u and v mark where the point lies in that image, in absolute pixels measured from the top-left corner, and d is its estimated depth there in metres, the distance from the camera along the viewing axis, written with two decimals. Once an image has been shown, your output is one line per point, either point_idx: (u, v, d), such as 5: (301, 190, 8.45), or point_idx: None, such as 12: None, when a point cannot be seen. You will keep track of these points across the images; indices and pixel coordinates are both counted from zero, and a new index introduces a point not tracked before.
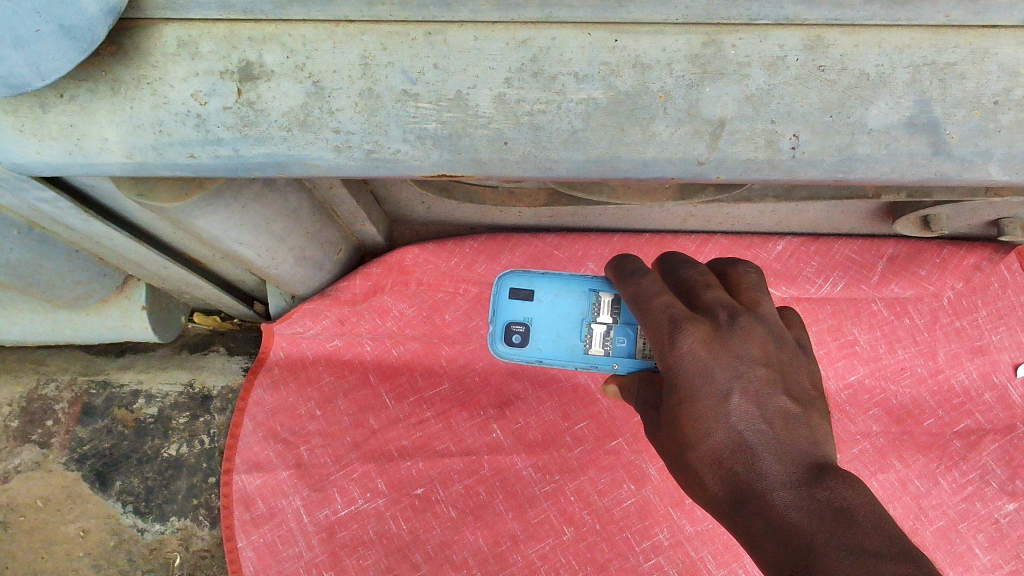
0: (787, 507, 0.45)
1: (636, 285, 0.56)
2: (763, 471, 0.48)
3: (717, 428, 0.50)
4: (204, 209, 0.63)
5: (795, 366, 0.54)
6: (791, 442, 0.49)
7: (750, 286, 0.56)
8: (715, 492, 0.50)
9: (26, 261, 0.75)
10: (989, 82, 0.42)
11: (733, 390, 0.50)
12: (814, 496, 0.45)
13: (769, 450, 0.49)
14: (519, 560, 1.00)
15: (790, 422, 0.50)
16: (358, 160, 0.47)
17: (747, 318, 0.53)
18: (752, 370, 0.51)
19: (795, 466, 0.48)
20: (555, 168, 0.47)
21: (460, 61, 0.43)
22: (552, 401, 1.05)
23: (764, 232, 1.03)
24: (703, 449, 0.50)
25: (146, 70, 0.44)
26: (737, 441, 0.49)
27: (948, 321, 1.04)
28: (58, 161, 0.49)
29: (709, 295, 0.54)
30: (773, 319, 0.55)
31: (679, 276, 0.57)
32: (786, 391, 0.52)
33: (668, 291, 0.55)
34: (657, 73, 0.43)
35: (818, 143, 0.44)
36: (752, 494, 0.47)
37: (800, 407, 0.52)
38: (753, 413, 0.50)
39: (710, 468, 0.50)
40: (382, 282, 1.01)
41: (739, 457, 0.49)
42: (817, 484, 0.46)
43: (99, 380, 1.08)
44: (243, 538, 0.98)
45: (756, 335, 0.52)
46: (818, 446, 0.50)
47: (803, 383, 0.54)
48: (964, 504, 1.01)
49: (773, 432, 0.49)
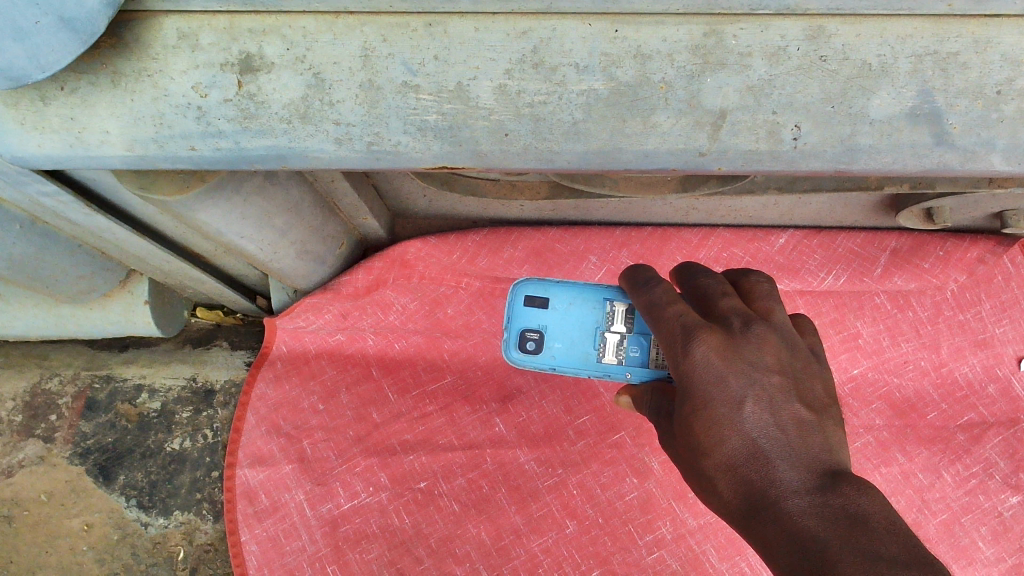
0: (802, 514, 0.45)
1: (650, 295, 0.57)
2: (778, 479, 0.48)
3: (731, 435, 0.50)
4: (206, 203, 0.63)
5: (809, 373, 0.54)
6: (805, 449, 0.49)
7: (762, 295, 0.57)
8: (731, 500, 0.50)
9: (28, 254, 0.76)
10: (992, 72, 0.42)
11: (746, 398, 0.51)
12: (828, 502, 0.45)
13: (783, 457, 0.49)
14: (522, 554, 1.00)
15: (805, 429, 0.50)
16: (358, 152, 0.47)
17: (760, 325, 0.53)
18: (766, 377, 0.51)
19: (809, 473, 0.48)
20: (557, 159, 0.47)
21: (461, 52, 0.43)
22: (554, 394, 1.05)
23: (767, 225, 1.03)
24: (718, 457, 0.51)
25: (147, 63, 0.44)
26: (752, 449, 0.49)
27: (952, 314, 1.03)
28: (58, 154, 0.49)
29: (724, 302, 0.55)
30: (787, 328, 0.55)
31: (695, 285, 0.58)
32: (800, 399, 0.52)
33: (682, 301, 0.56)
34: (658, 64, 0.43)
35: (819, 134, 0.44)
36: (767, 502, 0.47)
37: (814, 414, 0.52)
38: (768, 420, 0.50)
39: (725, 475, 0.50)
40: (384, 276, 1.01)
41: (754, 464, 0.49)
42: (831, 490, 0.46)
43: (102, 375, 1.08)
44: (246, 532, 0.99)
45: (770, 342, 0.53)
46: (833, 453, 0.50)
47: (816, 392, 0.53)
48: (967, 497, 1.01)
49: (788, 440, 0.49)
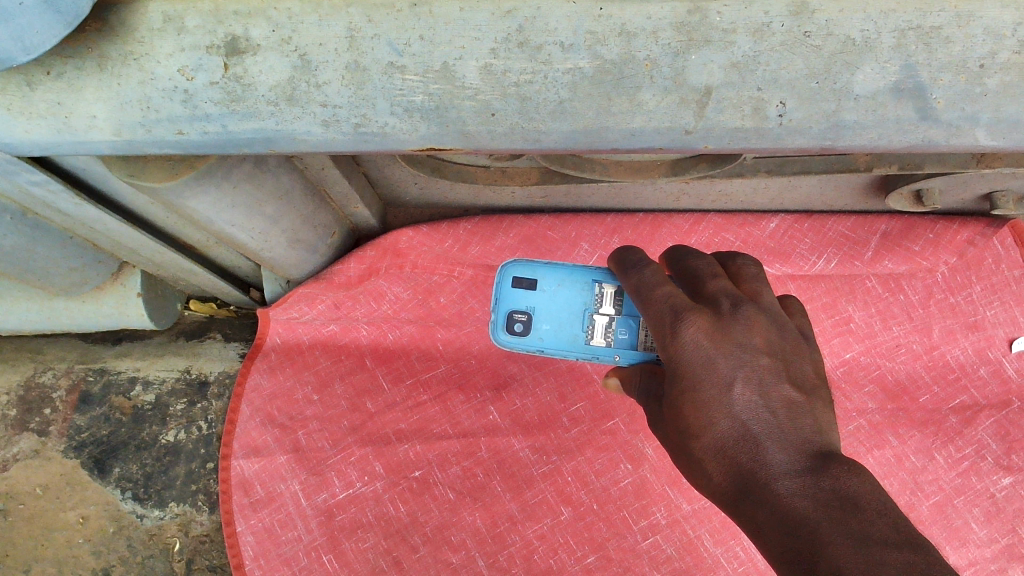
0: (792, 496, 0.46)
1: (639, 276, 0.57)
2: (768, 461, 0.48)
3: (721, 418, 0.51)
4: (196, 190, 0.63)
5: (798, 354, 0.54)
6: (795, 431, 0.49)
7: (749, 278, 0.57)
8: (722, 483, 0.50)
9: (19, 246, 0.75)
10: (975, 46, 0.41)
11: (736, 380, 0.51)
12: (818, 484, 0.46)
13: (773, 439, 0.49)
14: (517, 541, 1.00)
15: (794, 410, 0.50)
16: (346, 134, 0.47)
17: (750, 307, 0.53)
18: (755, 359, 0.51)
19: (799, 455, 0.48)
20: (543, 140, 0.48)
21: (446, 32, 0.43)
22: (548, 382, 1.05)
23: (758, 210, 1.03)
24: (708, 440, 0.51)
25: (132, 46, 0.44)
26: (741, 431, 0.50)
27: (943, 297, 1.04)
28: (46, 140, 0.50)
29: (714, 284, 0.55)
30: (776, 309, 0.55)
31: (682, 268, 0.58)
32: (790, 380, 0.52)
33: (671, 283, 0.56)
34: (643, 41, 0.42)
35: (804, 111, 0.44)
36: (757, 484, 0.48)
37: (803, 395, 0.52)
38: (757, 401, 0.50)
39: (715, 458, 0.51)
40: (377, 264, 1.02)
41: (744, 447, 0.49)
42: (822, 472, 0.46)
43: (96, 368, 1.08)
44: (242, 522, 0.99)
45: (759, 324, 0.53)
46: (823, 434, 0.50)
47: (806, 372, 0.54)
48: (960, 478, 1.01)
49: (778, 422, 0.50)
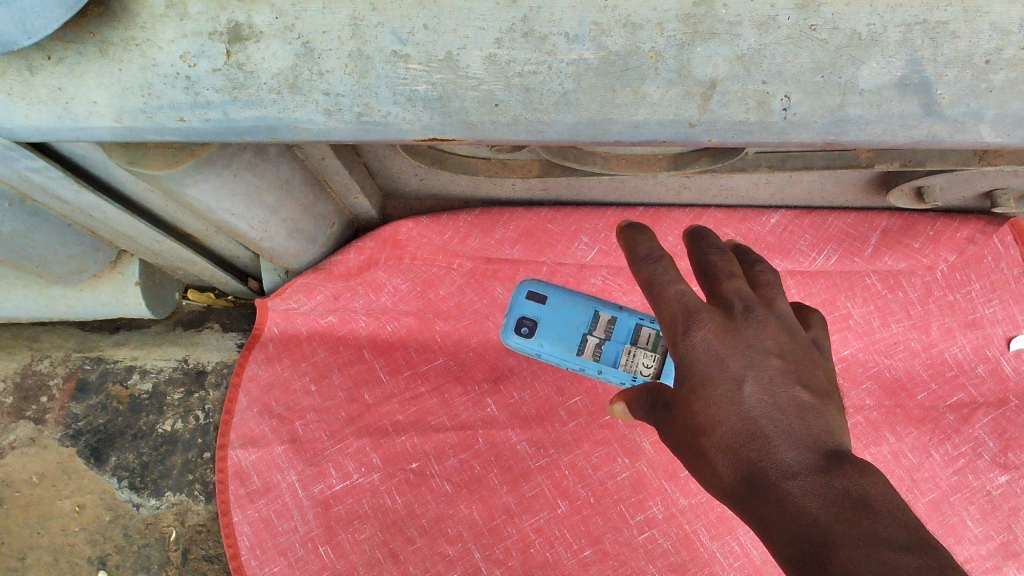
0: (800, 494, 0.43)
1: (652, 271, 0.57)
2: (776, 459, 0.46)
3: (730, 416, 0.50)
4: (196, 178, 0.63)
5: (812, 361, 0.53)
6: (806, 430, 0.47)
7: (766, 282, 0.57)
8: (728, 480, 0.48)
9: (16, 234, 0.75)
10: (981, 41, 0.41)
11: (746, 379, 0.50)
12: (828, 483, 0.43)
13: (783, 436, 0.47)
14: (514, 533, 1.00)
15: (805, 411, 0.49)
16: (348, 122, 0.47)
17: (762, 311, 0.54)
18: (766, 360, 0.51)
19: (810, 453, 0.46)
20: (547, 131, 0.47)
21: (450, 22, 0.43)
22: (546, 375, 1.05)
23: (758, 206, 1.03)
24: (716, 438, 0.49)
25: (135, 32, 0.44)
26: (750, 428, 0.48)
27: (942, 295, 1.04)
28: (46, 125, 0.49)
29: (730, 285, 0.55)
30: (791, 314, 0.55)
31: (701, 259, 0.58)
32: (802, 383, 0.50)
33: (685, 280, 0.56)
34: (648, 33, 0.42)
35: (809, 105, 0.44)
36: (765, 482, 0.46)
37: (817, 398, 0.50)
38: (766, 400, 0.49)
39: (723, 456, 0.49)
40: (377, 256, 1.01)
41: (753, 444, 0.48)
42: (832, 471, 0.44)
43: (93, 357, 1.08)
44: (239, 512, 0.98)
45: (771, 329, 0.53)
46: (835, 435, 0.48)
47: (819, 377, 0.52)
48: (956, 476, 1.02)
49: (788, 421, 0.48)
